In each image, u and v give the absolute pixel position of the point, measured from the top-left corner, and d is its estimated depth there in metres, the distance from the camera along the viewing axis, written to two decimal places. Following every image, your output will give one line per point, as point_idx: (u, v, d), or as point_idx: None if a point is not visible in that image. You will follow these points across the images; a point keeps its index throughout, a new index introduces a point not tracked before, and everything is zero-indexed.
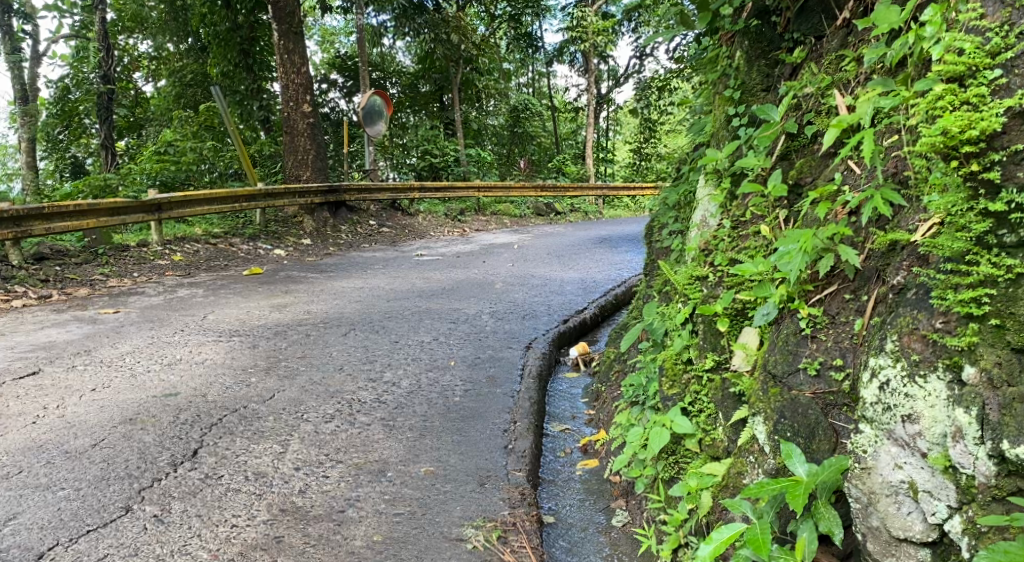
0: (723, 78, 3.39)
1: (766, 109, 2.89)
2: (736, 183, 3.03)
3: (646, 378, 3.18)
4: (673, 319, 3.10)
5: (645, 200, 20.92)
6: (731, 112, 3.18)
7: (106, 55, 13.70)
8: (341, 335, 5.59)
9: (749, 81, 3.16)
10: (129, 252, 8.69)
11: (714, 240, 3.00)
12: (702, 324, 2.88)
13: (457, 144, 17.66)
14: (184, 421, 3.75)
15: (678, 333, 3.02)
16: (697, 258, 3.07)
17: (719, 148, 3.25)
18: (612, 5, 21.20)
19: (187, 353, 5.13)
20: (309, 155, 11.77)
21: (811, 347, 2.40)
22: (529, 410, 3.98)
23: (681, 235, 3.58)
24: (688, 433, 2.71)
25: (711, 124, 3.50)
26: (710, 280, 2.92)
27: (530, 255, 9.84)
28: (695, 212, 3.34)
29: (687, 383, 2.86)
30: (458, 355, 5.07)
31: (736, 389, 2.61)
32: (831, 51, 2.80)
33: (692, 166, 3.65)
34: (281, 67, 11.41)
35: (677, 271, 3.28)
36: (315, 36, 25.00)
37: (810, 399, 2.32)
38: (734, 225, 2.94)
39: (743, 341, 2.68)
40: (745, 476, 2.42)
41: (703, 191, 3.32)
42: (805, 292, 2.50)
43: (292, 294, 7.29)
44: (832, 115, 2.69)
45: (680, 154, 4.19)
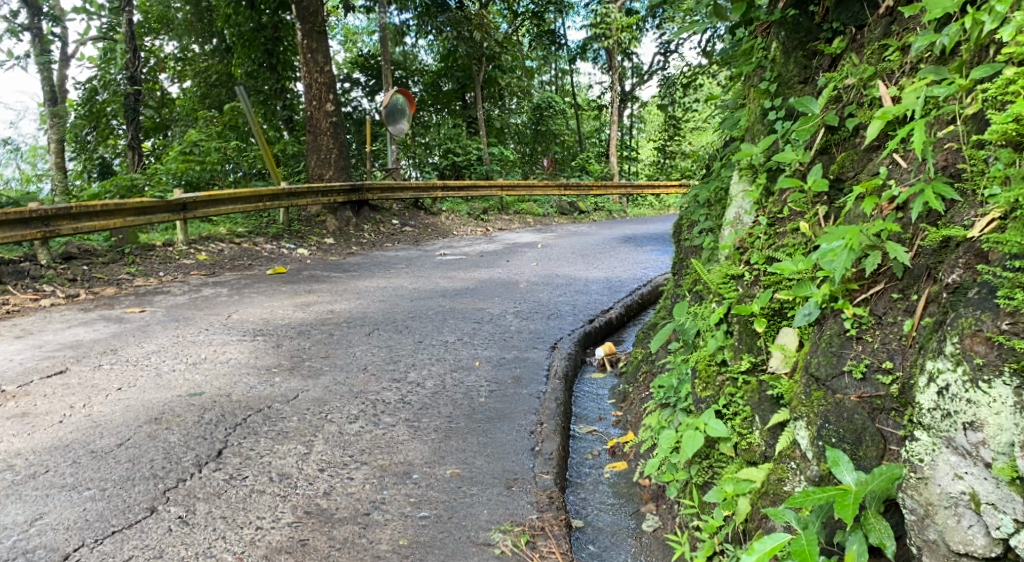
0: (757, 70, 3.32)
1: (805, 101, 2.80)
2: (772, 180, 2.95)
3: (678, 378, 3.10)
4: (706, 318, 3.03)
5: (669, 198, 20.78)
6: (768, 105, 3.10)
7: (133, 57, 13.88)
8: (365, 335, 5.57)
9: (786, 74, 3.07)
10: (155, 252, 8.75)
11: (749, 238, 2.92)
12: (737, 324, 2.81)
13: (479, 143, 17.65)
14: (209, 421, 3.74)
15: (712, 332, 2.95)
16: (731, 256, 2.99)
17: (754, 142, 3.16)
18: (636, 2, 21.11)
19: (212, 352, 5.13)
20: (332, 154, 11.77)
21: (856, 349, 2.32)
22: (555, 411, 3.92)
23: (711, 233, 3.50)
24: (722, 437, 2.64)
25: (745, 118, 3.40)
26: (746, 280, 2.84)
27: (554, 254, 9.77)
28: (727, 211, 3.26)
29: (721, 385, 2.77)
30: (482, 355, 5.03)
31: (774, 392, 2.53)
32: (873, 41, 2.71)
33: (723, 163, 3.58)
34: (305, 66, 11.45)
35: (709, 269, 3.21)
36: (338, 37, 25.15)
37: (856, 403, 2.25)
38: (770, 222, 2.86)
39: (781, 342, 2.60)
40: (786, 484, 2.34)
41: (737, 188, 3.24)
42: (849, 292, 2.42)
43: (316, 293, 7.29)
44: (876, 107, 2.60)
45: (710, 152, 4.10)
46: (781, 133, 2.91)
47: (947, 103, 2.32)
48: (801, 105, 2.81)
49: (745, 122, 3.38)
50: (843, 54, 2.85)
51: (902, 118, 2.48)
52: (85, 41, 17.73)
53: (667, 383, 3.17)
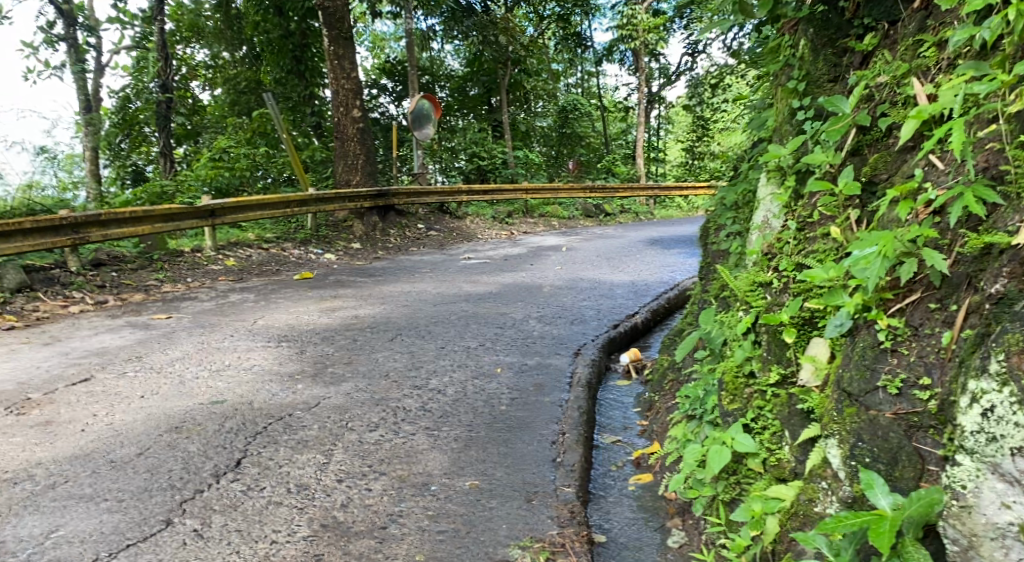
0: (785, 68, 3.19)
1: (834, 100, 2.67)
2: (801, 184, 2.85)
3: (704, 389, 2.99)
4: (733, 327, 2.92)
5: (697, 200, 20.55)
6: (796, 105, 2.97)
7: (165, 65, 14.08)
8: (388, 340, 5.54)
9: (814, 72, 2.95)
10: (183, 258, 8.83)
11: (778, 243, 2.81)
12: (765, 334, 2.70)
13: (505, 146, 17.62)
14: (230, 429, 3.73)
15: (739, 341, 2.84)
16: (759, 262, 2.88)
17: (782, 143, 3.05)
18: (663, 3, 20.97)
19: (235, 358, 5.14)
20: (359, 159, 11.80)
21: (892, 362, 2.21)
22: (578, 421, 3.83)
23: (739, 237, 3.39)
24: (751, 452, 2.52)
25: (773, 118, 3.29)
26: (774, 287, 2.74)
27: (580, 258, 9.67)
28: (755, 215, 3.15)
29: (749, 397, 2.66)
30: (505, 362, 4.96)
31: (804, 406, 2.43)
32: (907, 37, 2.61)
33: (751, 165, 3.48)
34: (332, 73, 11.51)
35: (736, 276, 3.10)
36: (366, 43, 25.32)
37: (891, 420, 2.13)
38: (800, 226, 2.75)
39: (811, 353, 2.49)
40: (817, 505, 2.22)
41: (765, 191, 3.13)
42: (883, 301, 2.30)
43: (340, 299, 7.28)
44: (910, 106, 2.49)
45: (738, 154, 4.00)
46: (809, 134, 2.80)
47: (987, 101, 2.22)
48: (830, 104, 2.67)
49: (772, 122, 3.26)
50: (876, 51, 2.74)
51: (939, 118, 2.37)
52: (119, 51, 18.04)
53: (693, 394, 3.06)
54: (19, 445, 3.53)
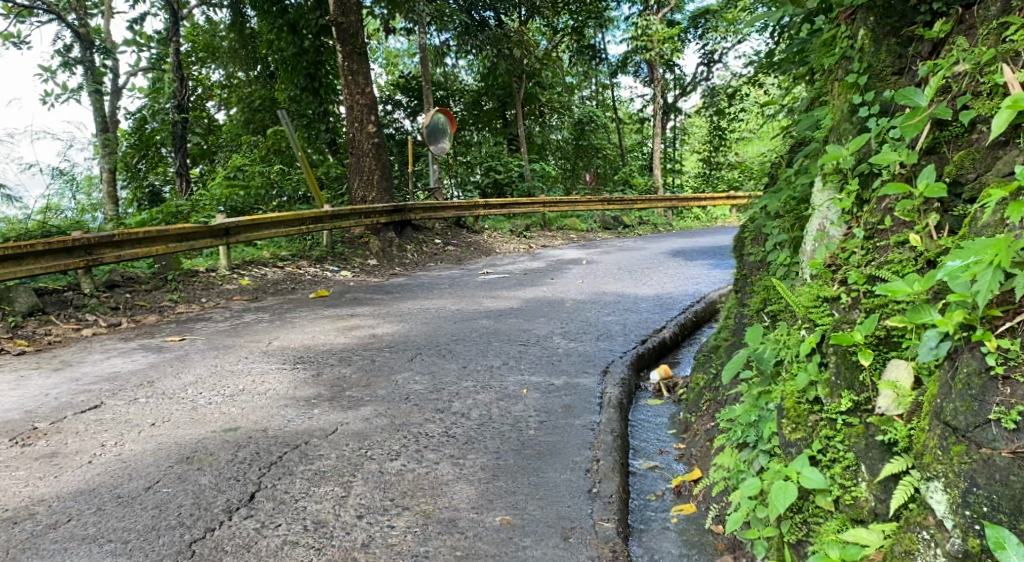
0: (842, 62, 2.97)
1: (908, 93, 2.41)
2: (867, 188, 2.62)
3: (758, 414, 2.73)
4: (792, 347, 2.67)
5: (716, 210, 20.28)
6: (856, 101, 2.73)
7: (180, 86, 14.10)
8: (408, 360, 5.33)
9: (877, 64, 2.71)
10: (198, 277, 8.69)
11: (843, 253, 2.60)
12: (833, 355, 2.45)
13: (521, 159, 17.43)
14: (243, 460, 3.53)
15: (799, 362, 2.60)
16: (821, 275, 2.66)
17: (840, 143, 2.81)
18: (677, 13, 20.82)
19: (250, 382, 4.94)
20: (374, 175, 11.64)
21: (1005, 392, 1.96)
22: (612, 446, 3.60)
23: (787, 248, 3.16)
24: (821, 489, 2.29)
25: (826, 116, 3.05)
26: (843, 303, 2.51)
27: (601, 271, 9.44)
28: (809, 221, 2.92)
29: (814, 425, 2.42)
30: (531, 381, 4.72)
31: (885, 438, 2.21)
32: (988, 21, 2.37)
33: (797, 170, 3.25)
34: (347, 88, 11.41)
35: (793, 290, 2.86)
36: (379, 59, 25.38)
37: (1009, 460, 1.90)
38: (868, 235, 2.54)
39: (891, 378, 2.26)
40: (916, 558, 2.00)
41: (821, 197, 2.90)
42: (989, 320, 2.05)
43: (358, 317, 7.09)
44: (998, 96, 2.25)
45: (781, 159, 3.77)
46: (874, 134, 2.57)
47: None
48: (903, 98, 2.41)
49: (825, 120, 3.03)
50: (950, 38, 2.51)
51: None
52: (136, 72, 18.14)
53: (744, 420, 2.80)
54: (23, 480, 3.35)
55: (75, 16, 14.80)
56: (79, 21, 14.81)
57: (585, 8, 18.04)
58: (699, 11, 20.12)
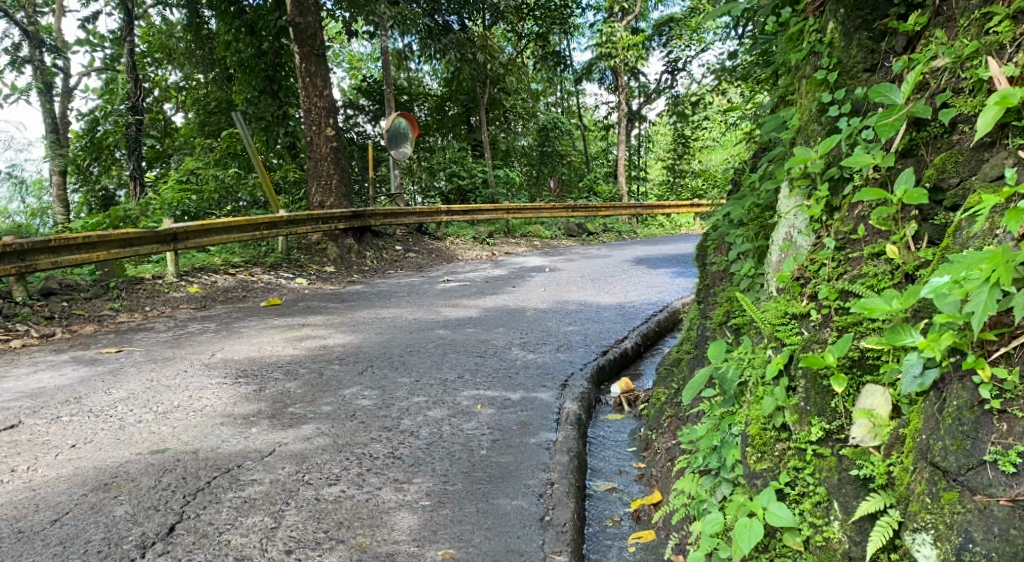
0: (811, 57, 2.81)
1: (884, 91, 2.27)
2: (836, 195, 2.47)
3: (720, 439, 2.56)
4: (757, 367, 2.49)
5: (681, 218, 20.29)
6: (827, 100, 2.58)
7: (134, 87, 13.63)
8: (357, 373, 5.07)
9: (847, 60, 2.57)
10: (143, 285, 8.29)
11: (812, 265, 2.43)
12: (802, 379, 2.28)
13: (485, 165, 17.21)
14: (166, 486, 3.28)
15: (764, 385, 2.42)
16: (789, 289, 2.49)
17: (809, 145, 2.64)
18: (642, 20, 20.87)
19: (186, 398, 4.63)
20: (332, 180, 11.31)
21: (1000, 428, 1.78)
22: (569, 466, 3.41)
23: (752, 258, 2.99)
24: (789, 527, 2.11)
25: (792, 116, 2.88)
26: (812, 320, 2.33)
27: (563, 279, 9.25)
28: (776, 230, 2.76)
29: (781, 454, 2.25)
30: (486, 396, 4.49)
31: (861, 473, 2.03)
32: (968, 11, 2.21)
33: (762, 174, 3.08)
34: (304, 90, 11.08)
35: (758, 305, 2.68)
36: (342, 63, 25.04)
37: (1007, 510, 1.72)
38: (839, 245, 2.38)
39: (866, 407, 2.09)
40: None
41: (788, 204, 2.74)
42: (982, 344, 1.86)
43: (308, 327, 6.78)
44: (982, 93, 2.10)
45: (747, 165, 3.61)
46: (844, 136, 2.42)
47: None
48: (880, 95, 2.28)
49: (791, 121, 2.87)
50: (926, 29, 2.36)
51: None
52: (88, 72, 17.57)
53: (706, 445, 2.61)
54: None
55: (24, 14, 14.24)
56: (28, 19, 14.23)
57: (550, 13, 17.94)
58: (664, 19, 20.29)
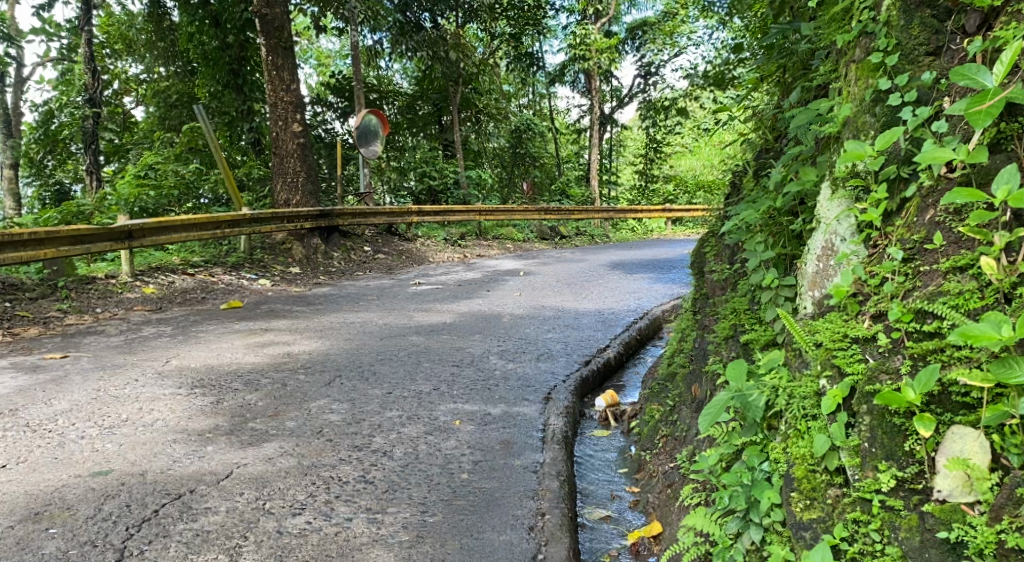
0: (858, 38, 2.55)
1: (970, 74, 1.93)
2: (898, 199, 2.22)
3: (748, 475, 2.28)
4: (804, 398, 2.21)
5: (652, 223, 20.10)
6: (884, 89, 2.32)
7: (92, 78, 13.04)
8: (325, 384, 4.70)
9: (907, 41, 2.32)
10: (95, 285, 7.79)
11: (870, 280, 2.19)
12: (867, 414, 2.00)
13: (457, 165, 16.86)
14: (106, 516, 2.91)
15: (817, 418, 2.15)
16: (845, 306, 2.24)
17: (861, 139, 2.38)
18: (614, 24, 20.67)
19: (135, 411, 4.22)
20: (299, 177, 10.85)
21: None
22: (560, 495, 3.12)
23: (774, 268, 2.74)
24: None
25: (832, 104, 2.62)
26: (879, 346, 2.06)
27: (539, 283, 8.98)
28: (812, 238, 2.53)
29: (835, 503, 2.01)
30: (465, 410, 4.17)
31: (950, 535, 1.75)
32: None
33: (786, 174, 2.82)
34: (270, 84, 10.64)
35: (798, 324, 2.42)
36: (310, 59, 24.47)
37: None
38: (907, 257, 2.12)
39: (958, 455, 1.79)
40: None
41: (828, 208, 2.50)
42: None
43: (273, 332, 6.38)
44: None
45: (762, 168, 3.34)
46: (911, 127, 2.16)
47: None
48: (966, 79, 1.94)
49: (831, 111, 2.61)
50: (1006, 5, 2.07)
51: None
52: (43, 62, 16.82)
53: (730, 480, 2.34)
54: None
55: None
56: None
57: (523, 14, 17.60)
58: (637, 22, 20.16)
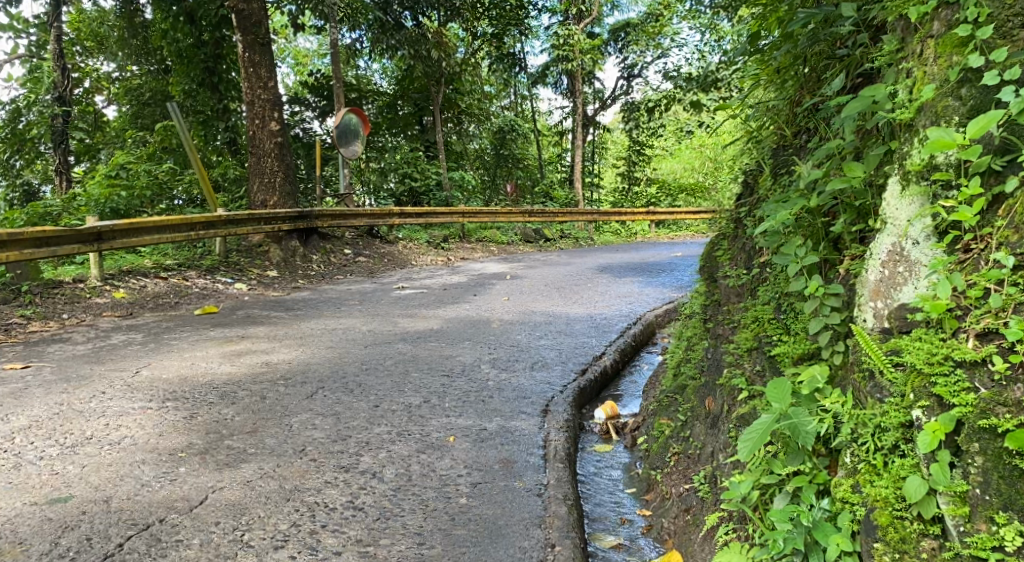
0: (930, 10, 2.29)
1: None
2: (992, 196, 2.02)
3: (806, 515, 2.16)
4: (895, 430, 2.05)
5: (636, 225, 19.90)
6: (976, 68, 2.10)
7: (62, 76, 12.63)
8: (307, 397, 4.38)
9: (999, 11, 2.09)
10: (62, 289, 7.40)
11: (971, 294, 1.98)
12: (978, 454, 1.86)
13: (439, 167, 16.55)
14: (63, 552, 2.64)
15: (910, 458, 2.00)
16: (936, 324, 2.04)
17: (945, 123, 2.14)
18: (596, 25, 20.52)
19: (102, 427, 3.88)
20: (276, 177, 10.46)
21: None
22: (568, 522, 2.89)
23: (818, 276, 2.51)
24: None
25: (895, 88, 2.36)
26: (993, 372, 1.88)
27: (526, 287, 8.71)
28: (876, 242, 2.32)
29: (930, 558, 1.91)
30: (459, 425, 3.88)
31: None
32: None
33: (828, 172, 2.58)
34: (247, 81, 10.28)
35: (873, 341, 2.21)
36: (287, 59, 23.98)
37: None
38: (1017, 266, 1.92)
39: None
40: None
41: (896, 207, 2.28)
42: None
43: (250, 340, 6.04)
44: None
45: (789, 166, 3.09)
46: (1015, 111, 1.94)
47: None
48: None
49: (897, 97, 2.33)
50: None
51: None
52: (10, 58, 16.23)
53: (783, 519, 2.18)
54: None
55: None
56: None
57: (505, 14, 17.28)
58: (619, 23, 20.06)
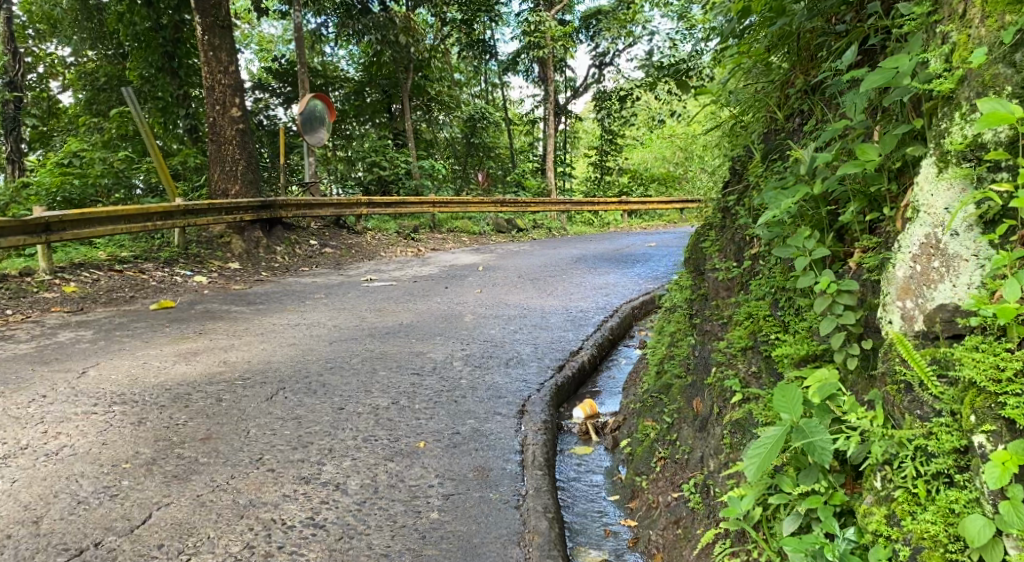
0: None
1: None
2: None
3: (831, 547, 1.99)
4: (953, 454, 1.85)
5: (608, 215, 19.68)
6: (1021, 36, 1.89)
7: (12, 60, 12.03)
8: (266, 399, 4.09)
9: None
10: (7, 283, 6.99)
11: None
12: None
13: (408, 155, 16.15)
14: None
15: (968, 490, 1.80)
16: (994, 334, 1.83)
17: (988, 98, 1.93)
18: (568, 12, 20.21)
19: (39, 436, 3.57)
20: (238, 166, 10.04)
21: None
22: (548, 539, 2.67)
23: (829, 274, 2.31)
24: None
25: (924, 58, 2.14)
26: None
27: (499, 279, 8.44)
28: (907, 233, 2.12)
29: None
30: (430, 429, 3.63)
31: None
32: None
33: (835, 155, 2.37)
34: (207, 66, 9.82)
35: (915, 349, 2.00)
36: (251, 44, 23.25)
37: None
38: None
39: None
40: None
41: (931, 195, 2.07)
42: None
43: (208, 336, 5.71)
44: None
45: (786, 149, 2.87)
46: None
47: None
48: None
49: (929, 66, 2.11)
50: None
51: None
52: None
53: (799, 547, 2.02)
54: None
55: None
56: None
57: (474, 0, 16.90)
58: (591, 11, 19.79)
